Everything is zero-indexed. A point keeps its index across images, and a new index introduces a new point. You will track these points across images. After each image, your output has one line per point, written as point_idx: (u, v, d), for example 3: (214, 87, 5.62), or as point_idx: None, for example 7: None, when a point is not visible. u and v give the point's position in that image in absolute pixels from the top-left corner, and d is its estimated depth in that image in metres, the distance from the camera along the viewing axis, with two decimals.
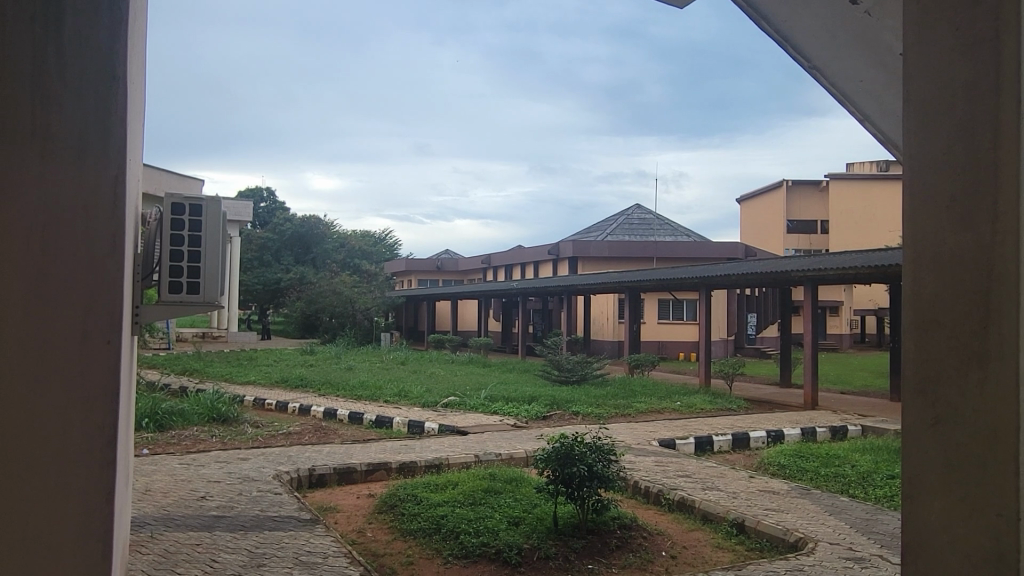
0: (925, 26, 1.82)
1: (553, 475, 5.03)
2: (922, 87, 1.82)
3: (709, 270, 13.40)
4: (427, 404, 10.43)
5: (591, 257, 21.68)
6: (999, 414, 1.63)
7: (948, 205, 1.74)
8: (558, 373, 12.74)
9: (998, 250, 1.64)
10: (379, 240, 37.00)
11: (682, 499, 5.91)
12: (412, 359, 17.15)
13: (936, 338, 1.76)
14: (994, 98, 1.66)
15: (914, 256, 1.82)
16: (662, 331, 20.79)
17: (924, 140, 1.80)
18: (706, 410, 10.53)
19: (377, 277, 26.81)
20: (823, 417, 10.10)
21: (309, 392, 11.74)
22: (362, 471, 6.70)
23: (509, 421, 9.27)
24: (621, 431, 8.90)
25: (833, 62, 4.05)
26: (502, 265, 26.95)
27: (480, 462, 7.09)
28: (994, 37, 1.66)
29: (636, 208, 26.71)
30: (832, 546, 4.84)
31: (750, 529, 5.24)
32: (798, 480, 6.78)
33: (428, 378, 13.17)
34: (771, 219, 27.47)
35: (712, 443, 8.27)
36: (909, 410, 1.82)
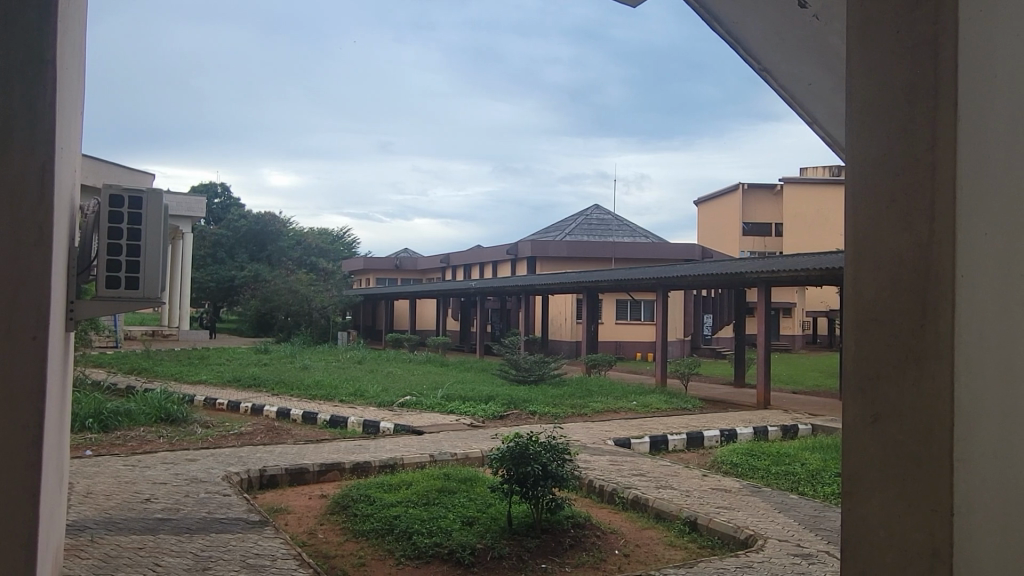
0: (866, 28, 1.84)
1: (508, 474, 5.02)
2: (865, 89, 1.84)
3: (665, 272, 13.55)
4: (383, 403, 10.32)
5: (550, 257, 21.77)
6: (933, 412, 1.65)
7: (885, 205, 1.76)
8: (515, 372, 12.75)
9: (934, 250, 1.65)
10: (336, 239, 36.54)
11: (636, 498, 5.95)
12: (369, 359, 16.97)
13: (875, 337, 1.77)
14: (933, 102, 1.68)
15: (856, 255, 1.83)
16: (620, 331, 20.95)
17: (866, 143, 1.82)
18: (662, 409, 10.63)
19: (334, 275, 26.46)
20: (774, 416, 10.29)
21: (261, 392, 11.50)
22: (314, 471, 6.59)
23: (465, 421, 9.23)
24: (577, 430, 8.94)
25: (783, 63, 4.12)
26: (461, 264, 26.88)
27: (435, 462, 7.04)
28: (932, 41, 1.68)
29: (596, 208, 26.85)
30: (780, 543, 4.92)
31: (702, 526, 5.30)
32: (749, 478, 6.89)
33: (385, 378, 13.06)
34: (727, 222, 27.91)
35: (666, 442, 8.33)
36: (848, 409, 1.84)
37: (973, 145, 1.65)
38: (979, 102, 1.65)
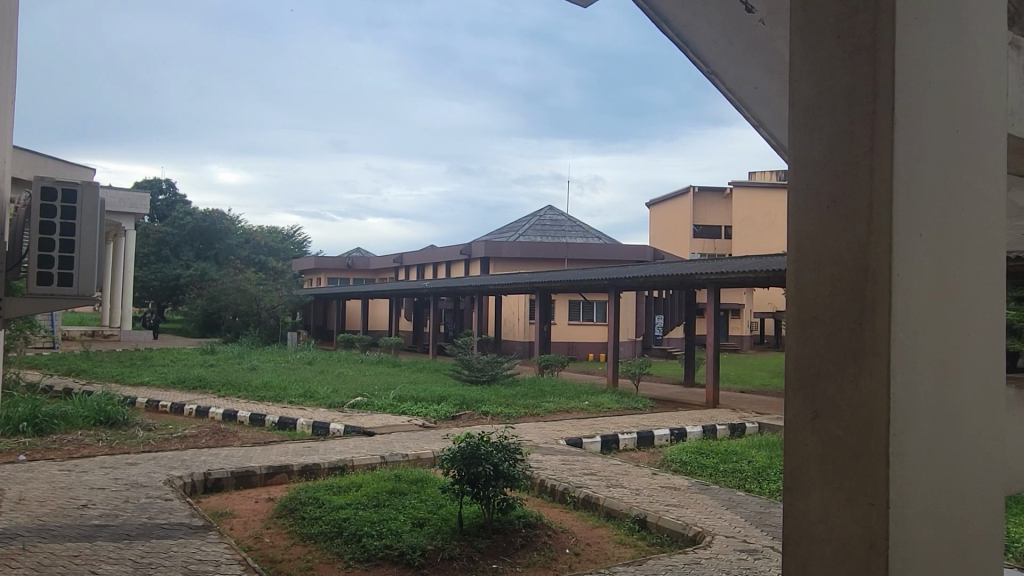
0: (807, 29, 1.84)
1: (459, 475, 4.99)
2: (805, 89, 1.84)
3: (617, 273, 13.69)
4: (333, 404, 10.17)
5: (503, 257, 21.80)
6: (871, 409, 1.66)
7: (825, 205, 1.77)
8: (468, 372, 12.72)
9: (871, 250, 1.67)
10: (286, 238, 35.93)
11: (587, 497, 5.98)
12: (320, 359, 16.72)
13: (816, 335, 1.78)
14: (871, 105, 1.69)
15: (797, 255, 1.84)
16: (572, 332, 21.09)
17: (807, 141, 1.83)
18: (613, 409, 10.73)
19: (284, 274, 25.93)
20: (723, 415, 10.48)
21: (207, 393, 11.21)
22: (261, 474, 6.45)
23: (417, 422, 9.16)
24: (529, 430, 8.95)
25: (730, 67, 4.21)
26: (414, 265, 26.71)
27: (386, 463, 6.97)
28: (871, 45, 1.69)
29: (549, 209, 26.96)
30: (727, 539, 5.01)
31: (651, 524, 5.36)
32: (698, 476, 7.00)
33: (335, 378, 12.87)
34: (678, 224, 28.36)
35: (618, 441, 8.42)
36: (790, 406, 1.85)
37: (907, 148, 1.68)
38: (912, 107, 1.68)
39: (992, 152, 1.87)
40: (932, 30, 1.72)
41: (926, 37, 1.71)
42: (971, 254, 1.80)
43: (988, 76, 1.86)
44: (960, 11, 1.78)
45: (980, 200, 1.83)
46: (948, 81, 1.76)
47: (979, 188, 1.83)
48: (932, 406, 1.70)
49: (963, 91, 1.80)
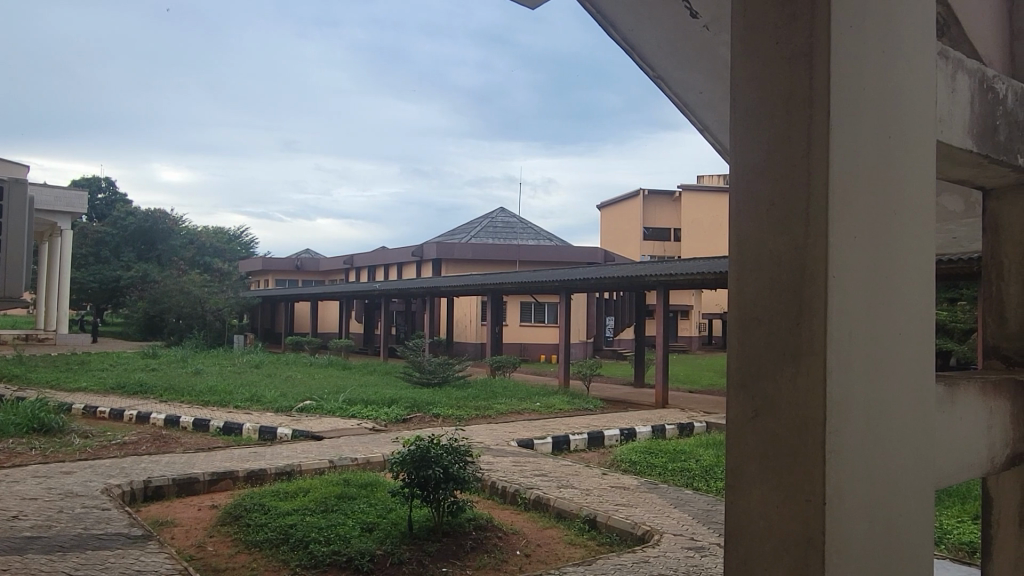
0: (749, 34, 1.86)
1: (409, 478, 4.95)
2: (746, 93, 1.87)
3: (568, 274, 13.78)
4: (280, 409, 9.97)
5: (455, 259, 21.75)
6: (809, 409, 1.69)
7: (764, 206, 1.80)
8: (419, 375, 12.66)
9: (808, 252, 1.71)
10: (233, 238, 35.15)
11: (538, 498, 6.00)
12: (267, 362, 16.40)
13: (756, 336, 1.81)
14: (809, 109, 1.72)
15: (738, 257, 1.87)
16: (524, 334, 21.16)
17: (746, 143, 1.85)
18: (564, 410, 10.80)
19: (231, 276, 25.14)
20: (672, 415, 10.63)
21: (148, 398, 10.88)
22: (205, 481, 6.29)
23: (367, 425, 9.06)
24: (480, 432, 8.94)
25: (675, 71, 4.31)
26: (365, 266, 26.42)
27: (334, 468, 6.87)
28: (808, 53, 1.72)
29: (501, 211, 27.00)
30: (675, 537, 5.08)
31: (601, 524, 5.40)
32: (647, 475, 7.09)
33: (283, 382, 12.64)
34: (628, 226, 28.72)
35: (568, 442, 8.46)
36: (732, 405, 1.87)
37: (843, 154, 1.72)
38: (846, 114, 1.73)
39: (923, 158, 1.93)
40: (865, 41, 1.77)
41: (860, 45, 1.76)
42: (901, 256, 1.86)
43: (917, 85, 1.92)
44: (890, 20, 1.84)
45: (910, 203, 1.89)
46: (880, 87, 1.82)
47: (909, 190, 1.89)
48: (866, 406, 1.76)
49: (894, 99, 1.86)
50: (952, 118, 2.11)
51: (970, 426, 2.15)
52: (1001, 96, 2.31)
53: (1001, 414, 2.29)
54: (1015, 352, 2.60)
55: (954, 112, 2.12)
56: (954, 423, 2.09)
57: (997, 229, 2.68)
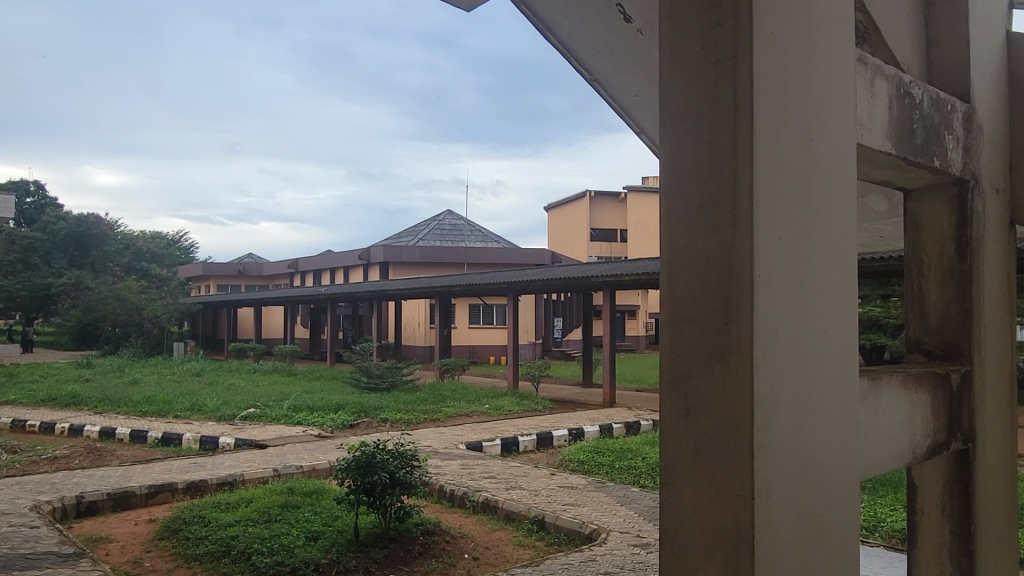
0: (675, 41, 1.89)
1: (354, 484, 4.88)
2: (674, 98, 1.90)
3: (515, 276, 13.82)
4: (222, 417, 9.72)
5: (402, 261, 21.58)
6: (738, 407, 1.72)
7: (693, 209, 1.84)
8: (366, 379, 12.51)
9: (734, 252, 1.75)
10: (172, 242, 34.16)
11: (486, 500, 6.00)
12: (208, 370, 15.98)
13: (686, 335, 1.84)
14: (733, 113, 1.75)
15: (669, 258, 1.90)
16: (473, 336, 21.13)
17: (675, 145, 1.89)
18: (513, 411, 10.82)
19: (170, 282, 24.40)
20: (619, 413, 10.76)
21: (81, 410, 10.46)
22: (142, 494, 6.09)
23: (313, 431, 8.91)
24: (428, 435, 8.90)
25: (614, 75, 4.43)
26: (311, 270, 25.99)
27: (278, 476, 6.74)
28: (731, 59, 1.76)
29: (448, 213, 26.91)
30: (621, 535, 5.13)
31: (549, 524, 5.43)
32: (595, 474, 7.16)
33: (225, 390, 12.32)
34: (575, 227, 28.97)
35: (517, 443, 8.49)
36: (665, 405, 1.91)
37: (767, 157, 1.76)
38: (770, 117, 1.77)
39: (843, 160, 2.00)
40: (786, 47, 1.82)
41: (781, 51, 1.81)
42: (822, 256, 1.92)
43: (836, 89, 1.98)
44: (809, 27, 1.90)
45: (832, 204, 1.95)
46: (801, 93, 1.87)
47: (830, 192, 1.95)
48: (791, 402, 1.80)
49: (815, 104, 1.91)
50: (871, 122, 2.18)
51: (892, 420, 2.23)
52: (918, 101, 2.41)
53: (922, 406, 2.39)
54: (936, 347, 2.70)
55: (872, 116, 2.19)
56: (878, 416, 2.16)
57: (917, 229, 2.79)
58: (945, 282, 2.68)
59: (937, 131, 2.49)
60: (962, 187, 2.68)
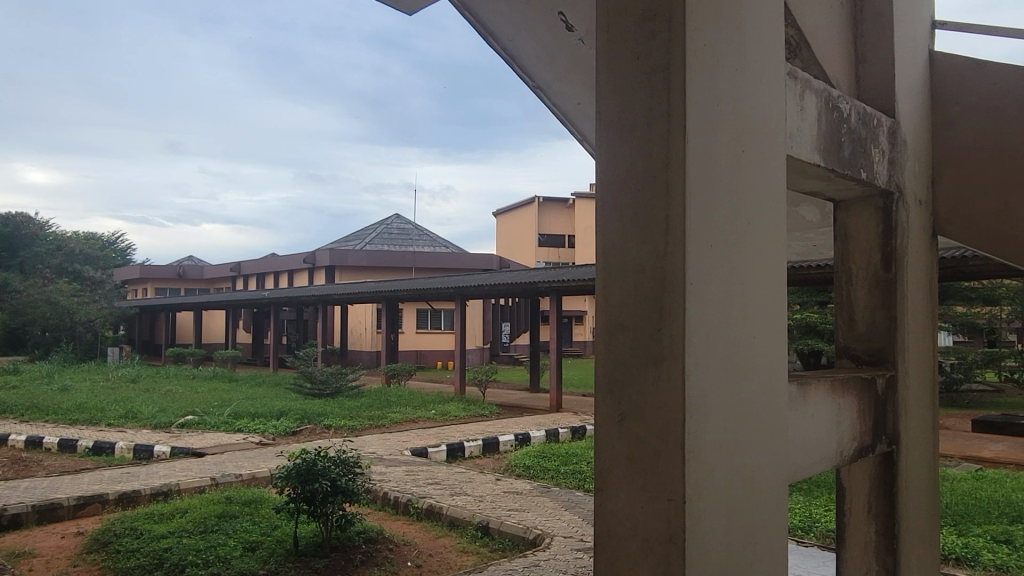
0: (612, 50, 1.92)
1: (294, 493, 4.77)
2: (610, 107, 1.92)
3: (462, 281, 13.79)
4: (158, 425, 9.42)
5: (349, 265, 21.33)
6: (670, 412, 1.74)
7: (628, 216, 1.86)
8: (310, 386, 12.30)
9: (667, 260, 1.77)
10: (107, 244, 33.02)
11: (430, 507, 5.95)
12: (144, 376, 15.48)
13: (621, 341, 1.86)
14: (666, 123, 1.78)
15: (605, 264, 1.92)
16: (421, 341, 20.99)
17: (612, 154, 1.91)
18: (459, 417, 10.78)
19: (104, 284, 23.55)
20: (565, 418, 10.82)
21: (7, 419, 10.00)
22: (70, 506, 5.85)
23: (254, 439, 8.71)
24: (373, 442, 8.79)
25: (556, 82, 4.49)
26: (254, 273, 25.44)
27: (216, 486, 6.57)
28: (665, 69, 1.79)
29: (396, 218, 26.69)
30: (565, 539, 5.16)
31: (494, 530, 5.41)
32: (541, 479, 7.17)
33: (162, 396, 11.95)
34: (524, 233, 29.09)
35: (463, 449, 8.45)
36: (600, 410, 1.92)
37: (699, 166, 1.79)
38: (702, 127, 1.80)
39: (773, 170, 2.06)
40: (718, 59, 1.86)
41: (714, 63, 1.84)
42: (753, 264, 1.96)
43: (766, 101, 2.03)
44: (741, 41, 1.94)
45: (763, 213, 2.00)
46: (733, 106, 1.91)
47: (761, 202, 2.00)
48: (722, 406, 1.83)
49: (745, 116, 1.96)
50: (801, 134, 2.25)
51: (820, 423, 2.30)
52: (845, 115, 2.49)
53: (849, 409, 2.46)
54: (863, 352, 2.79)
55: (802, 130, 2.26)
56: (805, 420, 2.23)
57: (846, 238, 2.89)
58: (872, 289, 2.78)
59: (863, 144, 2.59)
60: (887, 198, 2.78)
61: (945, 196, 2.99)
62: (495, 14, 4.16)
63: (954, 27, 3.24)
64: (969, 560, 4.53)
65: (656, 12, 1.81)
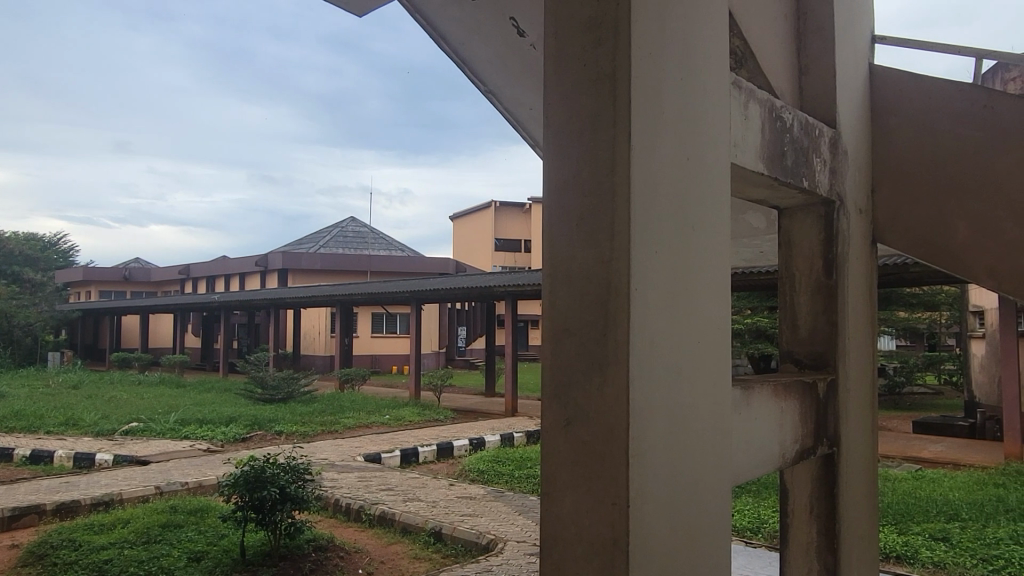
0: (560, 58, 1.93)
1: (242, 501, 4.67)
2: (558, 113, 1.93)
3: (418, 285, 13.72)
4: (100, 433, 9.12)
5: (302, 269, 21.02)
6: (614, 416, 1.75)
7: (574, 221, 1.87)
8: (261, 391, 12.07)
9: (613, 266, 1.78)
10: (48, 246, 31.90)
11: (383, 514, 5.89)
12: (87, 382, 14.98)
13: (567, 346, 1.87)
14: (612, 129, 1.79)
15: (552, 269, 1.93)
16: (375, 345, 20.80)
17: (559, 160, 1.92)
18: (414, 422, 10.71)
19: (45, 287, 22.74)
20: (520, 423, 10.84)
21: None
22: (4, 518, 5.61)
23: (201, 446, 8.50)
24: (325, 448, 8.67)
25: (507, 87, 4.54)
26: (204, 276, 24.86)
27: (161, 495, 6.39)
28: (611, 76, 1.80)
29: (351, 220, 26.41)
30: (518, 544, 5.16)
31: (447, 536, 5.38)
32: (495, 484, 7.17)
33: (106, 403, 11.59)
34: (480, 237, 29.09)
35: (417, 454, 8.39)
36: (547, 416, 1.93)
37: (643, 171, 1.81)
38: (646, 134, 1.82)
39: (718, 177, 2.10)
40: (663, 66, 1.89)
41: (658, 72, 1.87)
42: (697, 270, 1.99)
43: (710, 109, 2.07)
44: (685, 49, 1.97)
45: (707, 219, 2.04)
46: (678, 113, 1.94)
47: (706, 209, 2.04)
48: (666, 410, 1.85)
49: (690, 125, 1.99)
50: (745, 143, 2.30)
51: (763, 426, 2.35)
52: (788, 125, 2.55)
53: (791, 412, 2.52)
54: (805, 355, 2.86)
55: (746, 139, 2.30)
56: (749, 422, 2.27)
57: (790, 245, 2.96)
58: (814, 294, 2.85)
59: (805, 154, 2.65)
60: (829, 206, 2.85)
61: (885, 205, 3.09)
62: (447, 19, 4.18)
63: (893, 42, 3.36)
64: (909, 558, 4.67)
65: (602, 19, 1.82)
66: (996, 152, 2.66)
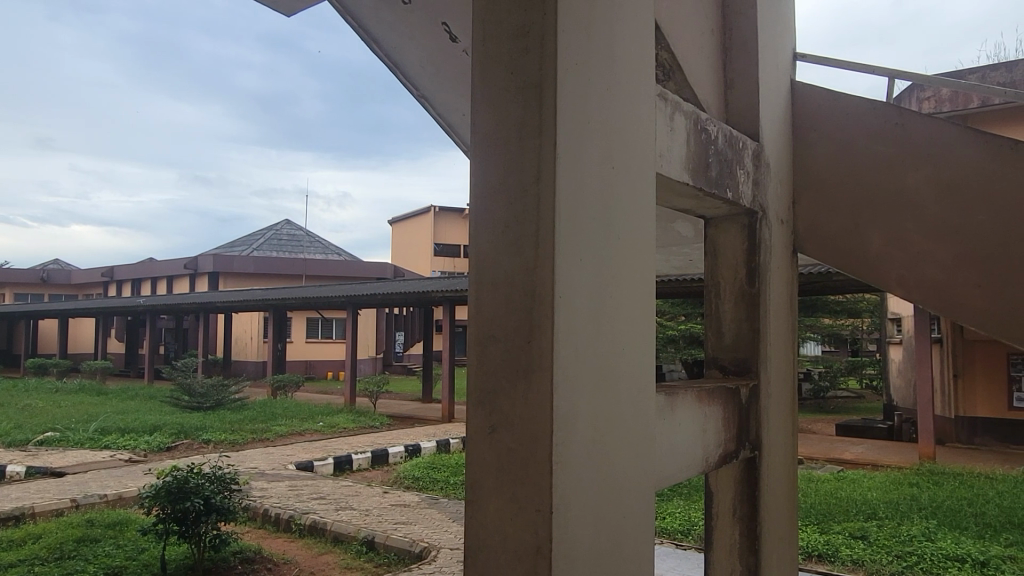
0: (487, 66, 1.93)
1: (163, 512, 4.49)
2: (484, 122, 1.92)
3: (354, 289, 13.53)
4: (12, 444, 8.65)
5: (234, 271, 20.44)
6: (538, 422, 1.75)
7: (501, 229, 1.87)
8: (188, 398, 11.68)
9: (538, 275, 1.78)
10: None
11: (313, 523, 5.76)
12: None
13: (493, 353, 1.87)
14: (539, 137, 1.80)
15: (478, 276, 1.92)
16: (310, 350, 20.41)
17: (487, 166, 1.91)
18: (348, 429, 10.53)
19: None
20: (456, 429, 10.79)
21: None
22: None
23: (122, 456, 8.15)
24: (255, 456, 8.43)
25: (439, 91, 4.54)
26: (129, 279, 23.92)
27: (77, 508, 6.11)
28: (537, 85, 1.81)
29: (286, 223, 25.86)
30: (451, 551, 5.12)
31: (379, 544, 5.31)
32: (430, 491, 7.11)
33: (20, 412, 11.00)
34: (419, 241, 28.90)
35: (350, 462, 8.26)
36: (472, 422, 1.92)
37: (568, 179, 1.82)
38: (571, 143, 1.83)
39: (643, 187, 2.13)
40: (588, 76, 1.91)
41: (584, 82, 1.89)
42: (622, 279, 2.02)
43: (634, 120, 2.10)
44: (611, 60, 2.00)
45: (631, 228, 2.07)
46: (603, 123, 1.96)
47: (631, 218, 2.07)
48: (589, 416, 1.87)
49: (615, 136, 2.02)
50: (669, 154, 2.34)
51: (687, 430, 2.40)
52: (712, 136, 2.61)
53: (714, 416, 2.58)
54: (729, 362, 2.94)
55: (671, 149, 2.35)
56: (672, 428, 2.31)
57: (715, 254, 3.03)
58: (737, 302, 2.93)
59: (729, 165, 2.73)
60: (751, 217, 2.94)
61: (804, 217, 3.20)
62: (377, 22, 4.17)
63: (813, 60, 3.48)
64: (830, 557, 4.85)
65: (529, 29, 1.83)
66: (908, 168, 2.80)
